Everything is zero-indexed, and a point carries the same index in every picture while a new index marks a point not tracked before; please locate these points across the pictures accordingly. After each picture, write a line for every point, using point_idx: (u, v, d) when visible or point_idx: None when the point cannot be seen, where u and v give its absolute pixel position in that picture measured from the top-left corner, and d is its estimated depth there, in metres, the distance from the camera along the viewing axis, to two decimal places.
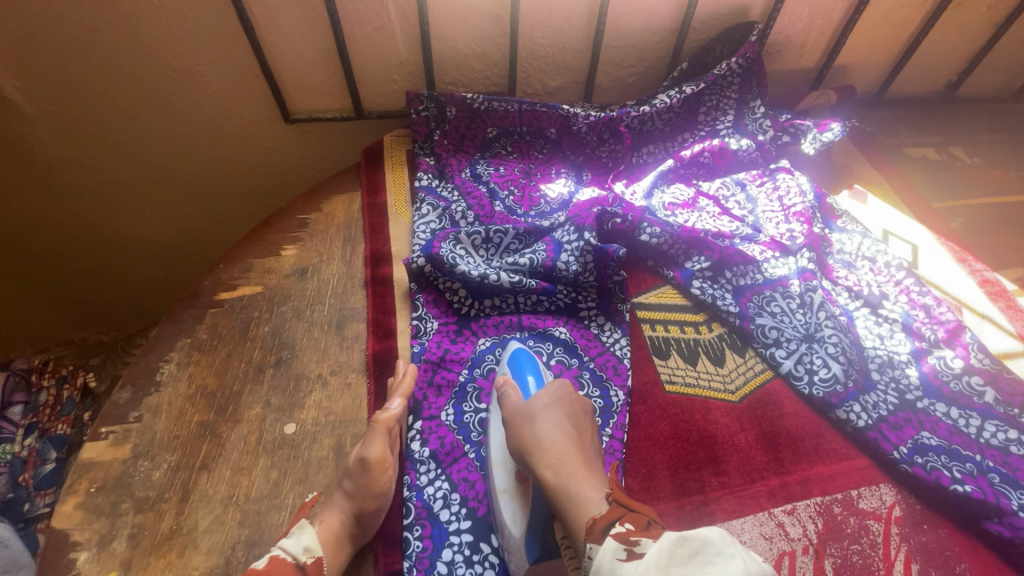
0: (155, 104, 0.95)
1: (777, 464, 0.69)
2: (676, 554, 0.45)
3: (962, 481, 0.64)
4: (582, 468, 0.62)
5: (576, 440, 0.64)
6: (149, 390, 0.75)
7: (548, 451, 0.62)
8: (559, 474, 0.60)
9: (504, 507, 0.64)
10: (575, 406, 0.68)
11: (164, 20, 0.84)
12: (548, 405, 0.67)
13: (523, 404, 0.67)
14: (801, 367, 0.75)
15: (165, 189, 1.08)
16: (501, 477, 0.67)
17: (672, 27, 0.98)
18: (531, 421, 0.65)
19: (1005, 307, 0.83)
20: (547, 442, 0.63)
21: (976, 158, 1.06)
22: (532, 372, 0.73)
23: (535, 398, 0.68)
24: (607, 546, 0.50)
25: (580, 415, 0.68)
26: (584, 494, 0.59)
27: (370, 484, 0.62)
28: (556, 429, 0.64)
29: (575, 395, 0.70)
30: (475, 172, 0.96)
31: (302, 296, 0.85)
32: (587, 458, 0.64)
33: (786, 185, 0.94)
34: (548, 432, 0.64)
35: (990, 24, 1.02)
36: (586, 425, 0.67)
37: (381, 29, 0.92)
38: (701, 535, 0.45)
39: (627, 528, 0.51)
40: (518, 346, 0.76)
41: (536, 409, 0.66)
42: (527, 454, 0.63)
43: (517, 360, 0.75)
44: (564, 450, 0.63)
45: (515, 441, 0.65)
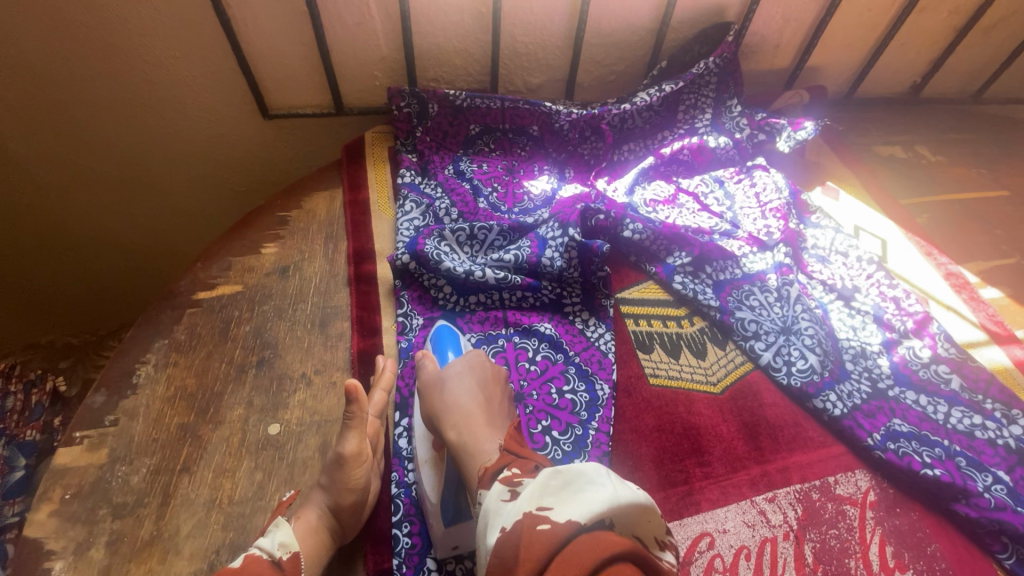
0: (124, 98, 0.92)
1: (758, 453, 0.71)
2: (549, 485, 0.46)
3: (932, 465, 0.67)
4: (484, 424, 0.62)
5: (483, 401, 0.64)
6: (126, 393, 0.73)
7: (452, 412, 0.63)
8: (460, 432, 0.61)
9: (424, 476, 0.64)
10: (487, 371, 0.69)
11: (134, 12, 0.82)
12: (459, 371, 0.67)
13: (436, 371, 0.68)
14: (780, 359, 0.78)
15: (137, 186, 1.05)
16: (422, 447, 0.66)
17: (651, 27, 0.99)
18: (441, 387, 0.66)
19: (968, 298, 0.87)
20: (453, 404, 0.64)
21: (940, 156, 1.10)
22: (454, 347, 0.74)
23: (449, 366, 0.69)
24: (493, 491, 0.50)
25: (491, 379, 0.68)
26: (480, 446, 0.59)
27: (344, 478, 0.61)
28: (464, 393, 0.65)
29: (489, 362, 0.71)
30: (459, 169, 0.96)
31: (284, 294, 0.83)
32: (493, 417, 0.63)
33: (763, 181, 0.96)
34: (455, 395, 0.65)
35: (952, 27, 1.06)
36: (497, 388, 0.67)
37: (361, 24, 0.91)
38: (576, 467, 0.47)
39: (512, 472, 0.52)
40: (444, 321, 0.78)
41: (446, 376, 0.67)
42: (435, 418, 0.64)
43: (440, 335, 0.76)
44: (467, 409, 0.63)
45: (427, 408, 0.66)
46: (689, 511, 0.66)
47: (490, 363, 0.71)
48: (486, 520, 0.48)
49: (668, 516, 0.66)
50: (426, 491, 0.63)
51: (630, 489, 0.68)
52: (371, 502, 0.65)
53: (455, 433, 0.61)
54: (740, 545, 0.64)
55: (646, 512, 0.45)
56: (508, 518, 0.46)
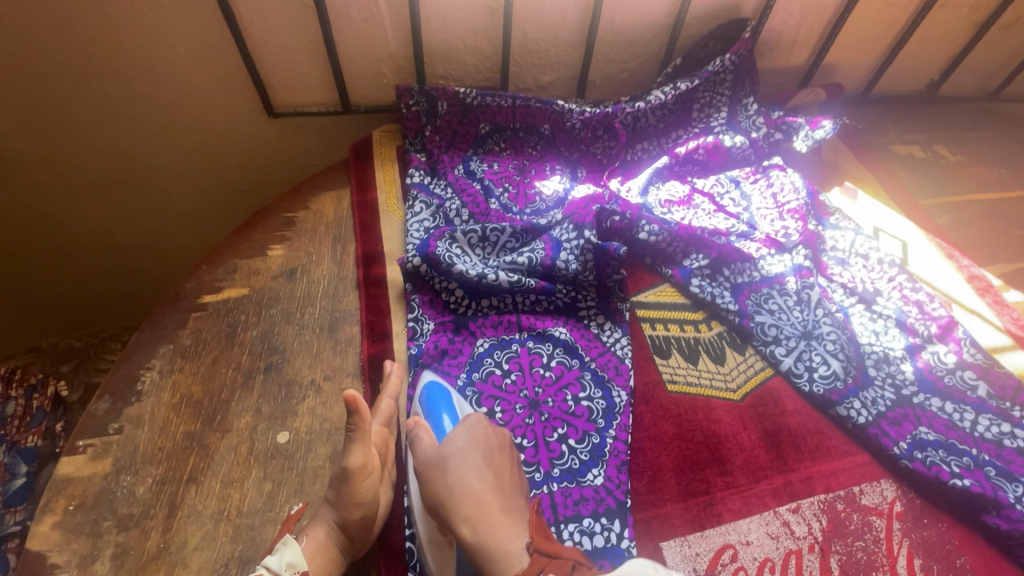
0: (126, 96, 0.89)
1: (780, 462, 0.69)
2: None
3: (961, 475, 0.65)
4: (503, 515, 0.57)
5: (495, 484, 0.60)
6: (130, 400, 0.71)
7: (464, 503, 0.58)
8: (476, 528, 0.56)
9: (430, 560, 0.60)
10: (492, 440, 0.63)
11: (137, 8, 0.79)
12: (463, 448, 0.62)
13: (435, 449, 0.63)
14: (801, 364, 0.76)
15: (140, 186, 1.03)
16: (424, 526, 0.62)
17: (666, 23, 0.97)
18: (446, 470, 0.60)
19: (993, 302, 0.85)
20: (463, 492, 0.59)
21: (958, 156, 1.08)
22: (448, 409, 0.70)
23: (448, 441, 0.63)
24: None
25: (497, 450, 0.63)
26: (505, 545, 0.55)
27: (350, 493, 0.59)
28: (473, 474, 0.60)
29: (491, 427, 0.65)
30: (469, 169, 0.94)
31: (292, 298, 0.81)
32: (508, 503, 0.59)
33: (780, 182, 0.94)
34: (464, 478, 0.59)
35: (972, 24, 1.04)
36: (507, 462, 0.62)
37: (370, 20, 0.88)
38: (629, 573, 0.47)
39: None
40: (431, 379, 0.72)
41: (449, 456, 0.61)
42: (443, 507, 0.58)
43: (430, 397, 0.70)
44: (481, 498, 0.58)
45: (429, 493, 0.60)
46: (711, 522, 0.64)
47: (492, 427, 0.65)
48: None
49: (690, 528, 0.64)
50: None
51: (650, 500, 0.66)
52: (382, 514, 0.63)
53: (472, 530, 0.56)
54: (765, 557, 0.62)
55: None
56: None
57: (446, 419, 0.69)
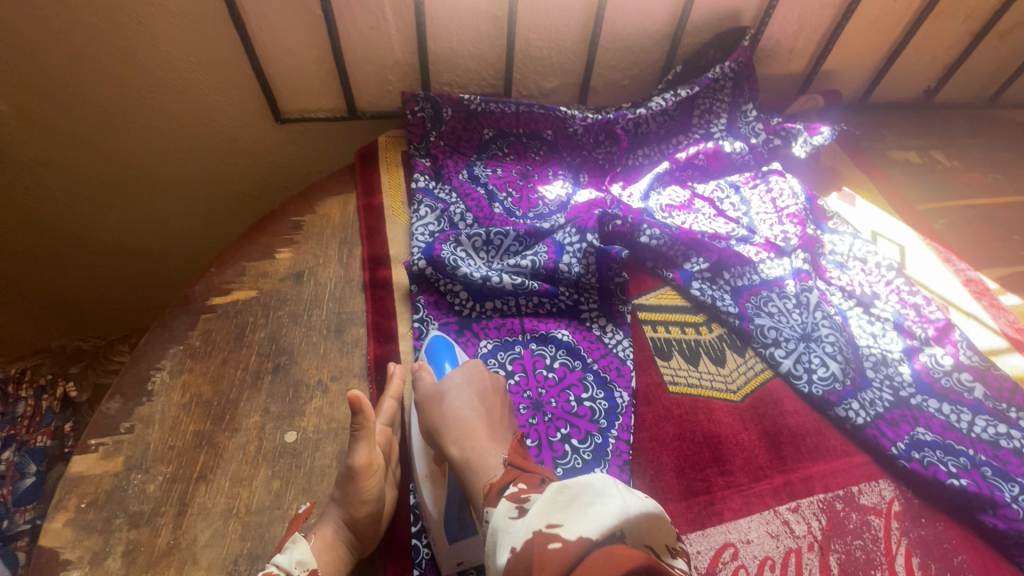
0: (138, 102, 0.91)
1: (780, 462, 0.70)
2: (558, 501, 0.47)
3: (958, 475, 0.66)
4: (488, 439, 0.62)
5: (485, 414, 0.65)
6: (141, 400, 0.72)
7: (454, 427, 0.63)
8: (463, 448, 0.61)
9: (424, 490, 0.64)
10: (486, 382, 0.69)
11: (150, 16, 0.81)
12: (459, 384, 0.67)
13: (435, 385, 0.68)
14: (801, 366, 0.77)
15: (149, 191, 1.04)
16: (421, 461, 0.67)
17: (667, 31, 0.99)
18: (441, 400, 0.66)
19: (989, 305, 0.86)
20: (455, 420, 0.64)
21: (955, 161, 1.10)
22: (451, 357, 0.73)
23: (447, 379, 0.68)
24: (500, 507, 0.51)
25: (491, 390, 0.68)
26: (485, 462, 0.59)
27: (357, 491, 0.60)
28: (465, 405, 0.65)
29: (487, 372, 0.70)
30: (473, 174, 0.95)
31: (299, 300, 0.83)
32: (494, 430, 0.64)
33: (779, 187, 0.95)
34: (456, 407, 0.65)
35: (968, 32, 1.06)
36: (498, 400, 0.67)
37: (376, 28, 0.90)
38: (584, 480, 0.48)
39: (519, 488, 0.53)
40: (437, 333, 0.77)
41: (446, 389, 0.67)
42: (436, 431, 0.64)
43: (434, 346, 0.75)
44: (470, 424, 0.63)
45: (427, 421, 0.66)
46: (712, 521, 0.65)
47: (488, 372, 0.70)
48: (495, 538, 0.48)
49: (692, 527, 0.65)
50: (427, 505, 0.63)
51: (652, 498, 0.67)
52: (387, 516, 0.64)
53: (459, 448, 0.61)
54: (765, 555, 0.63)
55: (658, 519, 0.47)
56: (518, 535, 0.46)
57: (448, 365, 0.73)
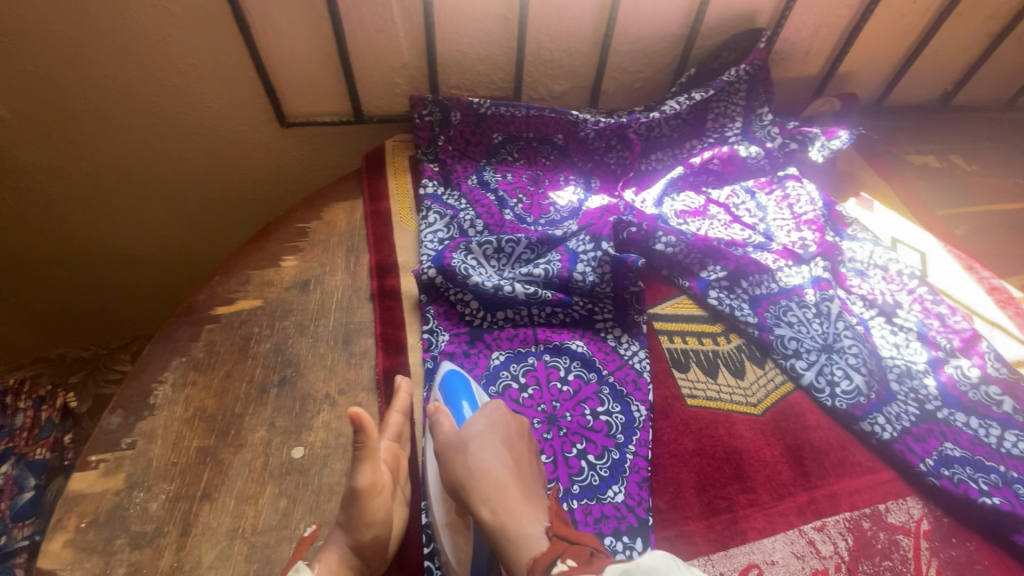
0: (140, 106, 0.89)
1: (804, 479, 0.68)
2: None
3: (989, 493, 0.64)
4: (521, 499, 0.59)
5: (514, 468, 0.61)
6: (143, 414, 0.70)
7: (482, 486, 0.59)
8: (495, 510, 0.58)
9: (446, 543, 0.61)
10: (511, 427, 0.65)
11: (152, 18, 0.79)
12: (483, 433, 0.63)
13: (455, 432, 0.63)
14: (822, 379, 0.75)
15: (151, 196, 1.02)
16: (440, 510, 0.64)
17: (680, 33, 0.96)
18: (465, 452, 0.62)
19: (1014, 314, 0.84)
20: (482, 476, 0.60)
21: (974, 166, 1.08)
22: (467, 397, 0.70)
23: (469, 425, 0.64)
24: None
25: (517, 436, 0.64)
26: (522, 528, 0.56)
27: (360, 514, 0.56)
28: (491, 457, 0.61)
29: (510, 414, 0.66)
30: (483, 179, 0.93)
31: (305, 309, 0.81)
32: (526, 487, 0.60)
33: (795, 193, 0.93)
34: (482, 462, 0.61)
35: (988, 33, 1.03)
36: (525, 449, 0.64)
37: (384, 30, 0.88)
38: (645, 564, 0.46)
39: (568, 566, 0.51)
40: (450, 366, 0.73)
41: (469, 440, 0.63)
42: (461, 488, 0.60)
43: (450, 383, 0.71)
44: (501, 481, 0.60)
45: (450, 476, 0.61)
46: (735, 541, 0.63)
47: (510, 413, 0.66)
48: None
49: (714, 548, 0.63)
50: (450, 559, 0.61)
51: (672, 517, 0.65)
52: (395, 538, 0.62)
53: (491, 511, 0.57)
54: None
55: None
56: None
57: (465, 405, 0.69)
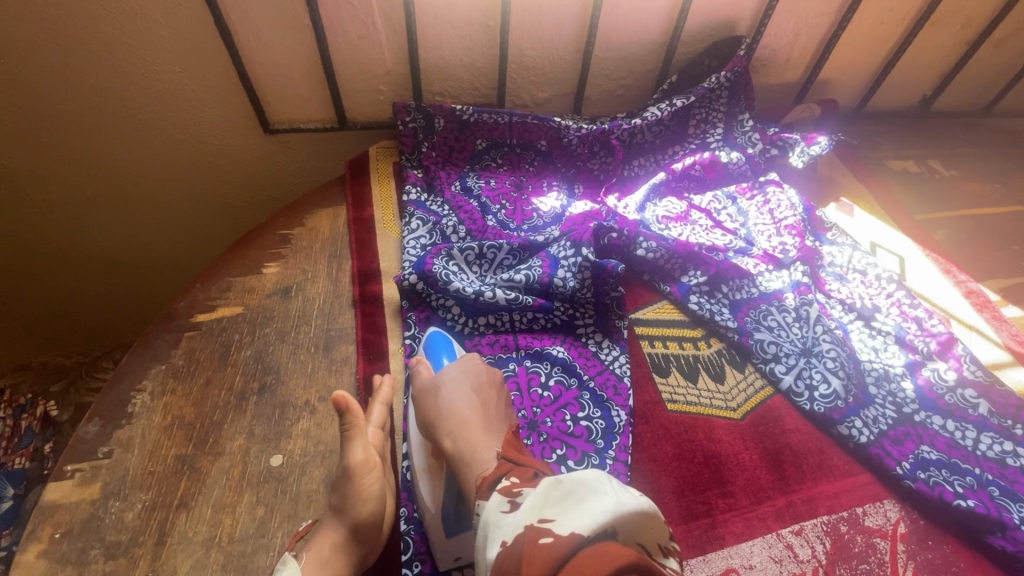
0: (122, 113, 0.89)
1: (782, 483, 0.68)
2: (551, 496, 0.46)
3: (965, 495, 0.64)
4: (482, 431, 0.61)
5: (479, 406, 0.64)
6: (120, 423, 0.69)
7: (447, 420, 0.63)
8: (456, 441, 0.61)
9: (420, 483, 0.64)
10: (483, 374, 0.68)
11: (133, 26, 0.79)
12: (453, 376, 0.67)
13: (430, 378, 0.68)
14: (801, 383, 0.75)
15: (135, 203, 1.02)
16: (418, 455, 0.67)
17: (661, 40, 0.97)
18: (435, 393, 0.66)
19: (990, 317, 0.85)
20: (449, 411, 0.63)
21: (952, 171, 1.09)
22: (449, 353, 0.74)
23: (442, 371, 0.68)
24: (492, 501, 0.50)
25: (487, 381, 0.68)
26: (478, 455, 0.59)
27: (354, 493, 0.59)
28: (459, 397, 0.65)
29: (485, 363, 0.70)
30: (466, 185, 0.93)
31: (286, 316, 0.80)
32: (489, 422, 0.63)
33: (776, 198, 0.94)
34: (450, 400, 0.64)
35: (964, 41, 1.05)
36: (494, 391, 0.67)
37: (366, 38, 0.89)
38: (577, 476, 0.47)
39: (511, 481, 0.51)
40: (436, 329, 0.77)
41: (441, 382, 0.67)
42: (431, 424, 0.64)
43: (433, 342, 0.75)
44: (464, 416, 0.62)
45: (423, 415, 0.65)
46: (713, 546, 0.63)
47: (484, 364, 0.70)
48: (486, 533, 0.47)
49: (692, 553, 0.63)
50: (425, 500, 0.63)
51: None
52: (386, 527, 0.63)
53: (452, 440, 0.61)
54: None
55: (651, 517, 0.45)
56: (508, 530, 0.45)
57: (447, 361, 0.73)
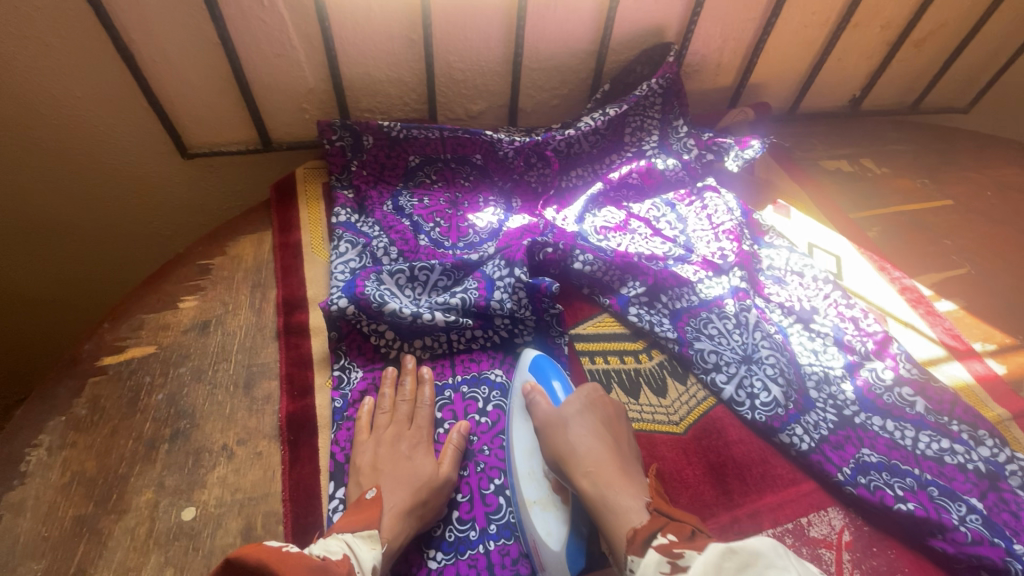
0: (20, 141, 0.82)
1: (727, 498, 0.67)
2: (724, 567, 0.44)
3: (905, 499, 0.64)
4: (620, 477, 0.62)
5: (613, 448, 0.65)
6: (11, 484, 0.62)
7: (584, 459, 0.63)
8: (596, 483, 0.61)
9: (535, 519, 0.62)
10: (608, 411, 0.69)
11: (22, 49, 0.73)
12: (580, 412, 0.67)
13: (555, 410, 0.68)
14: (742, 392, 0.73)
15: (47, 237, 0.95)
16: (531, 489, 0.65)
17: (591, 49, 0.96)
18: (565, 428, 0.66)
19: (925, 313, 0.85)
20: (582, 450, 0.64)
21: (884, 168, 1.11)
22: (558, 377, 0.73)
23: (566, 405, 0.68)
24: (650, 560, 0.49)
25: (613, 418, 0.68)
26: (623, 504, 0.59)
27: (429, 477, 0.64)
28: (590, 437, 0.65)
29: (606, 397, 0.70)
30: (398, 205, 0.90)
31: (204, 354, 0.75)
32: (625, 465, 0.64)
33: (713, 203, 0.93)
34: (581, 439, 0.65)
35: (886, 41, 1.07)
36: (621, 432, 0.68)
37: (284, 55, 0.85)
38: (751, 547, 0.45)
39: (670, 539, 0.50)
40: (536, 351, 0.76)
41: (567, 416, 0.67)
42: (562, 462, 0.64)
43: (538, 365, 0.74)
44: (601, 459, 0.63)
45: (551, 449, 0.65)
46: None
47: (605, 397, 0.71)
48: None
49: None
50: (538, 537, 0.61)
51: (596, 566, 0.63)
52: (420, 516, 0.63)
53: (592, 484, 0.61)
54: None
55: None
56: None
57: (556, 384, 0.73)
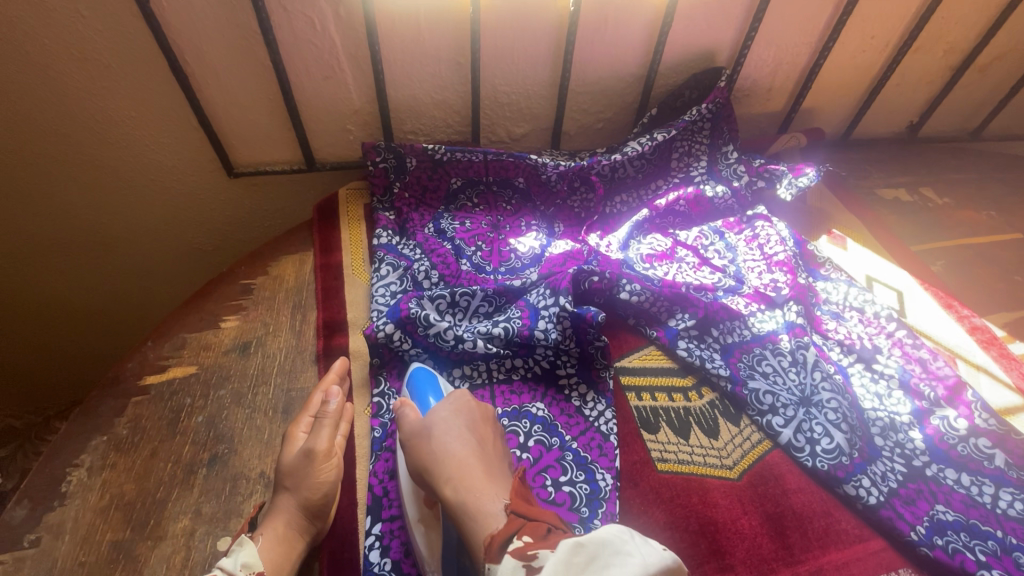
0: (76, 159, 0.84)
1: (786, 553, 0.62)
2: (573, 562, 0.44)
3: (988, 565, 0.59)
4: (484, 480, 0.58)
5: (479, 450, 0.61)
6: (51, 505, 0.62)
7: (447, 466, 0.59)
8: (458, 488, 0.57)
9: (418, 537, 0.59)
10: (476, 414, 0.65)
11: (85, 72, 0.75)
12: (447, 419, 0.63)
13: (420, 421, 0.64)
14: (801, 436, 0.69)
15: (95, 250, 0.96)
16: (412, 506, 0.62)
17: (638, 73, 0.94)
18: (429, 438, 0.61)
19: (998, 356, 0.80)
20: (446, 457, 0.60)
21: (945, 198, 1.06)
22: (434, 391, 0.70)
23: (432, 414, 0.64)
24: (505, 566, 0.46)
25: (481, 421, 0.65)
26: (484, 509, 0.55)
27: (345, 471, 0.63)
28: (456, 442, 0.61)
29: (475, 401, 0.67)
30: (440, 227, 0.88)
31: (244, 376, 0.74)
32: (491, 467, 0.60)
33: (765, 232, 0.89)
34: (445, 446, 0.60)
35: (948, 66, 1.02)
36: (490, 434, 0.63)
37: (332, 78, 0.85)
38: (598, 537, 0.45)
39: (525, 541, 0.48)
40: (419, 364, 0.73)
41: (432, 425, 0.63)
42: (426, 473, 0.60)
43: (417, 381, 0.71)
44: (465, 463, 0.59)
45: (415, 461, 0.61)
46: None
47: (476, 402, 0.67)
48: None
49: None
50: (423, 554, 0.58)
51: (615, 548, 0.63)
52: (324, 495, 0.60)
53: (453, 490, 0.57)
54: None
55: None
56: None
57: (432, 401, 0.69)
